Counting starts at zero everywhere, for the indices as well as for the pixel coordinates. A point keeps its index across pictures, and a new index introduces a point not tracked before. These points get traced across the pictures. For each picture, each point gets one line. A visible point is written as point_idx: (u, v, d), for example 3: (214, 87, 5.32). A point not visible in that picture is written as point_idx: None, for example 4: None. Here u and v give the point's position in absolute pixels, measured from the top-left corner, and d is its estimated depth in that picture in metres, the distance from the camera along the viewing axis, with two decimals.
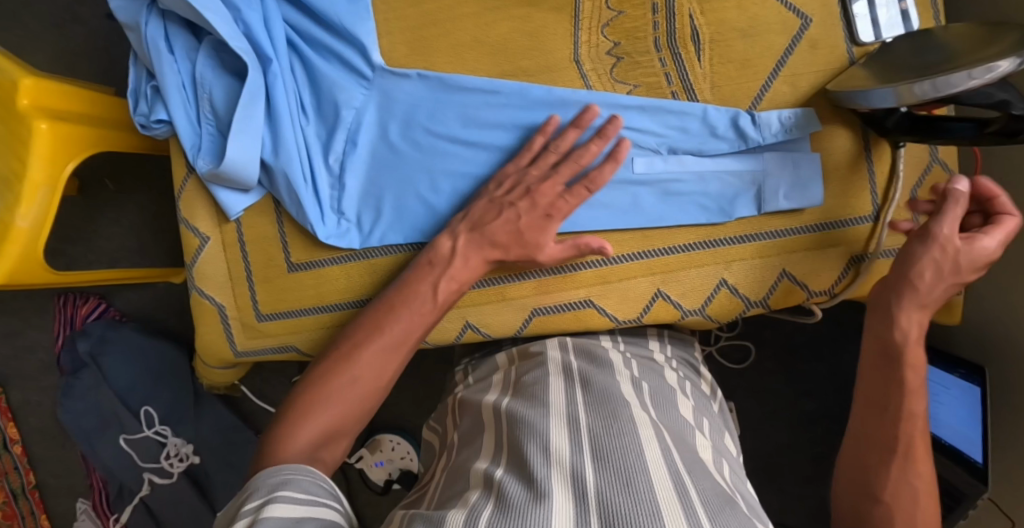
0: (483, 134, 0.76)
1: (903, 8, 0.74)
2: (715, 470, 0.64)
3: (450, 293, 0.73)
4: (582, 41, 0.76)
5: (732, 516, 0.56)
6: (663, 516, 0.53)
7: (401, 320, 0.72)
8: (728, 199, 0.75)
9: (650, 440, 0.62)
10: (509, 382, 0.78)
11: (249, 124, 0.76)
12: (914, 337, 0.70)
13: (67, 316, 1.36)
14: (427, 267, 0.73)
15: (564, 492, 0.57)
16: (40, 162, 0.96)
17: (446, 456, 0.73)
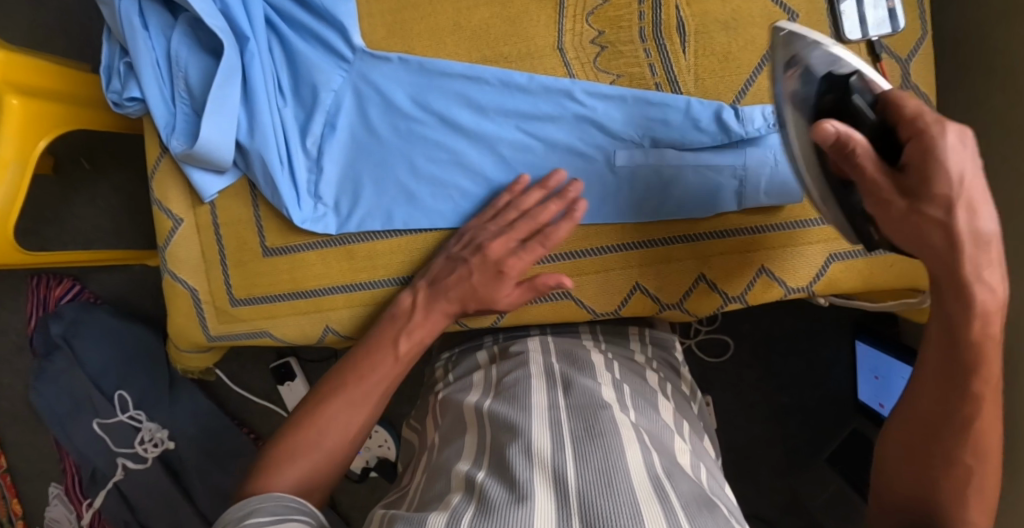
0: (466, 121, 0.75)
1: (891, 6, 0.74)
2: (694, 474, 0.63)
3: (413, 347, 0.73)
4: (566, 29, 0.74)
5: (711, 516, 0.55)
6: (643, 514, 0.52)
7: (381, 367, 0.72)
8: (708, 193, 0.74)
9: (631, 441, 0.62)
10: (492, 384, 0.78)
11: (223, 104, 0.74)
12: (994, 307, 0.53)
13: (40, 297, 1.34)
14: (402, 318, 0.74)
15: (545, 491, 0.56)
16: (11, 138, 0.94)
17: (427, 457, 0.72)
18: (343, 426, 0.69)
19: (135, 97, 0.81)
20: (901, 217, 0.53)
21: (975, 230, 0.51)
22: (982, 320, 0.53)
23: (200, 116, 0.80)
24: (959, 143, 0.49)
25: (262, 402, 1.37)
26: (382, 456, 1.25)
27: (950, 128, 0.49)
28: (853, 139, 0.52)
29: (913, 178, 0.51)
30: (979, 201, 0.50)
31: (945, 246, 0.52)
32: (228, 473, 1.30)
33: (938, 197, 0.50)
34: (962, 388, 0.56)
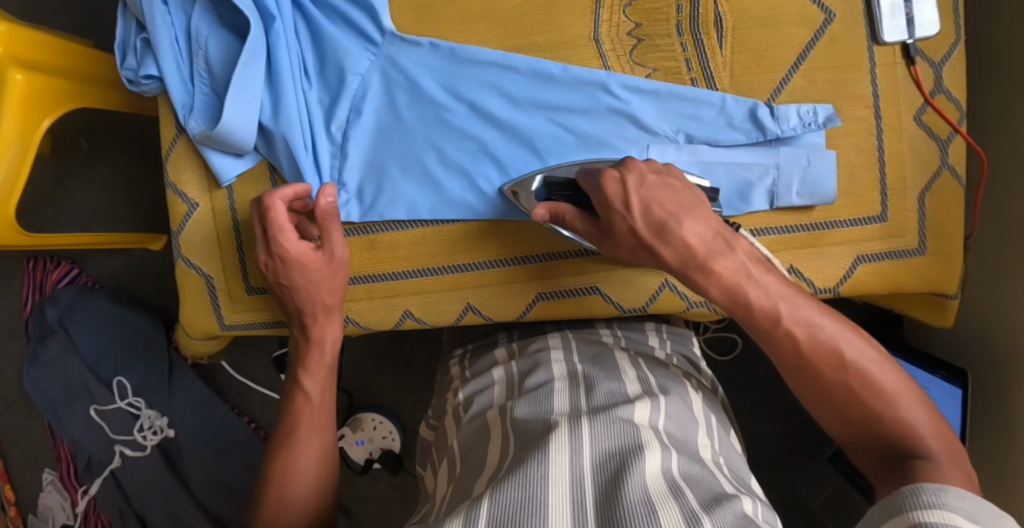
0: (496, 110, 0.73)
1: (908, 13, 0.73)
2: (720, 472, 0.59)
3: (319, 387, 0.73)
4: (603, 20, 0.73)
5: (731, 510, 0.51)
6: (659, 511, 0.49)
7: (310, 408, 0.72)
8: (740, 193, 0.73)
9: (650, 440, 0.58)
10: (514, 388, 0.75)
11: (247, 85, 0.72)
12: (778, 293, 0.59)
13: (37, 281, 1.31)
14: (313, 349, 0.74)
15: (558, 491, 0.53)
16: (13, 117, 0.90)
17: (452, 468, 0.69)
18: (303, 474, 0.69)
19: (151, 75, 0.78)
20: (641, 254, 0.65)
21: (676, 245, 0.61)
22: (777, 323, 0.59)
23: (218, 96, 0.78)
24: (625, 185, 0.63)
25: (263, 391, 1.35)
26: (385, 448, 1.23)
27: (604, 175, 0.64)
28: (559, 211, 0.67)
29: (604, 227, 0.66)
30: (670, 221, 0.61)
31: (679, 266, 0.62)
32: (228, 462, 1.28)
33: (626, 231, 0.64)
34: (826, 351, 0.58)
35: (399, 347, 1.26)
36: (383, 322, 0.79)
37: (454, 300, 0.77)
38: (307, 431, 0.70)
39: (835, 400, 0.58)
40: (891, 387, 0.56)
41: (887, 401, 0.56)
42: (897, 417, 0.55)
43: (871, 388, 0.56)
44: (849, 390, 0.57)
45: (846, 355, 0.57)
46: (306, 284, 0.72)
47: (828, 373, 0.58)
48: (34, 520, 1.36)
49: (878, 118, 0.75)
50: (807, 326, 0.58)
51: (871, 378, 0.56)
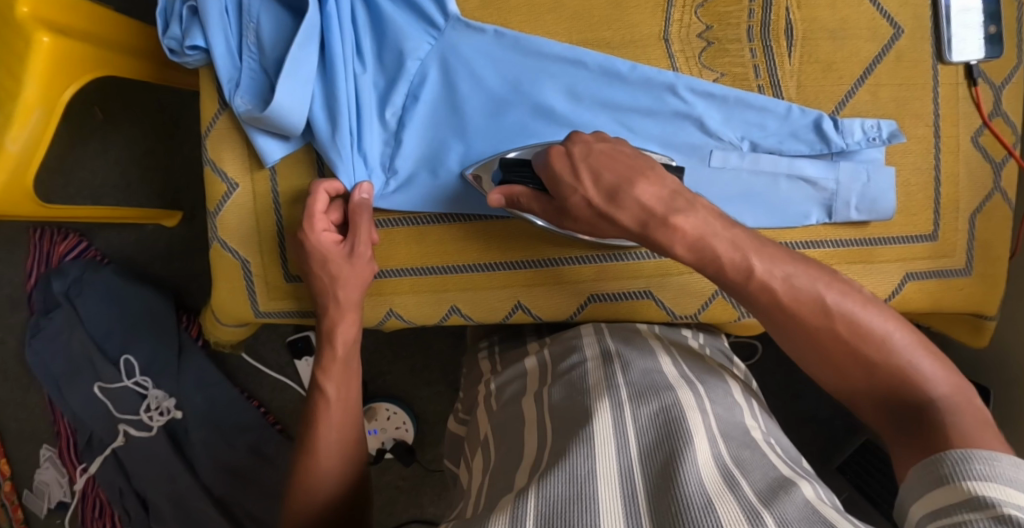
0: (559, 104, 0.72)
1: (948, 31, 0.73)
2: (774, 456, 0.56)
3: (341, 387, 0.70)
4: (674, 20, 0.72)
5: (791, 500, 0.48)
6: (716, 503, 0.46)
7: (331, 408, 0.69)
8: (796, 204, 0.73)
9: (696, 428, 0.54)
10: (548, 373, 0.70)
11: (305, 65, 0.69)
12: (741, 245, 0.58)
13: (42, 252, 1.27)
14: (328, 349, 0.71)
15: (608, 487, 0.49)
16: (35, 82, 0.86)
17: (485, 459, 0.65)
18: (326, 475, 0.66)
19: (197, 46, 0.73)
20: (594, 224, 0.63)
21: (630, 206, 0.60)
22: (757, 280, 0.57)
23: (267, 75, 0.74)
24: (572, 155, 0.63)
25: (274, 375, 1.32)
26: (398, 438, 1.22)
27: (551, 152, 0.63)
28: (515, 194, 0.67)
29: (558, 202, 0.64)
30: (622, 183, 0.60)
31: (640, 229, 0.60)
32: (235, 446, 1.26)
33: (579, 203, 0.62)
34: (818, 313, 0.56)
35: (415, 336, 1.24)
36: (428, 316, 0.78)
37: (505, 297, 0.76)
38: (327, 432, 0.67)
39: (828, 354, 0.57)
40: (878, 328, 0.55)
41: (880, 343, 0.55)
42: (898, 362, 0.55)
43: (860, 342, 0.55)
44: (838, 339, 0.56)
45: (840, 306, 0.56)
46: (328, 281, 0.71)
47: (819, 330, 0.57)
48: (31, 496, 1.33)
49: (937, 137, 0.75)
50: (783, 277, 0.57)
51: (857, 327, 0.56)
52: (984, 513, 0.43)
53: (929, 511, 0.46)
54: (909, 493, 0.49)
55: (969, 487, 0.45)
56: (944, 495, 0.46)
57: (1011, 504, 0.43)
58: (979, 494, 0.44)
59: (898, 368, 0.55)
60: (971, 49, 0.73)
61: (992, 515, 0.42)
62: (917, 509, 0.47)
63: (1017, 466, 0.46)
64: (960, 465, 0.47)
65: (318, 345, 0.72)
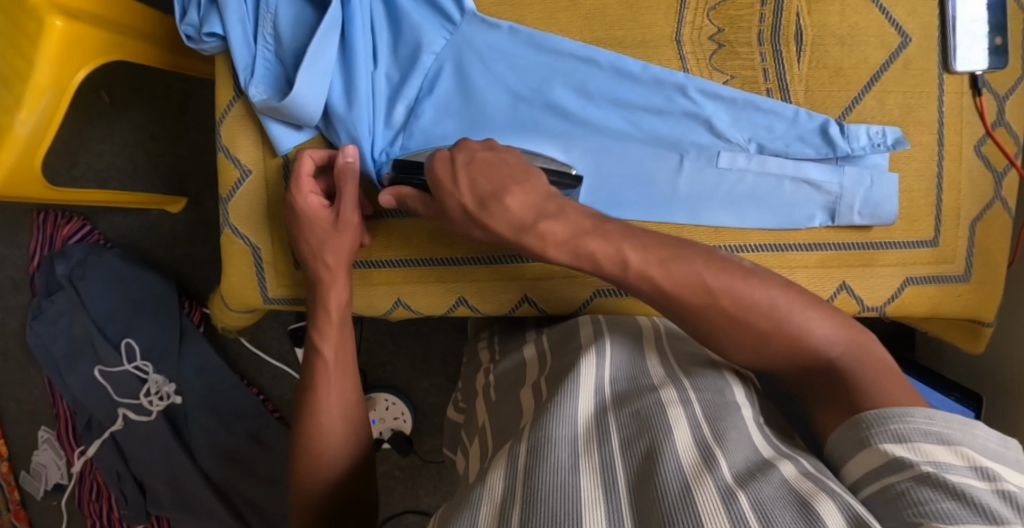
0: (574, 102, 0.72)
1: (954, 44, 0.75)
2: (760, 436, 0.55)
3: (338, 348, 0.72)
4: (686, 22, 0.73)
5: (769, 482, 0.47)
6: (693, 491, 0.45)
7: (330, 369, 0.71)
8: (799, 207, 0.74)
9: (676, 415, 0.53)
10: (548, 361, 0.70)
11: (322, 57, 0.70)
12: (613, 243, 0.60)
13: (47, 234, 1.27)
14: (322, 312, 0.73)
15: (589, 477, 0.48)
16: (47, 64, 0.87)
17: (484, 447, 0.64)
18: (331, 451, 0.68)
19: (215, 33, 0.73)
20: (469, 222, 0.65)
21: (501, 212, 0.63)
22: (637, 273, 0.60)
23: (282, 65, 0.74)
24: (454, 161, 0.64)
25: (274, 362, 1.32)
26: (396, 428, 1.23)
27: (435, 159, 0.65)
28: (402, 195, 0.68)
29: (437, 205, 0.67)
30: (496, 192, 0.63)
31: (513, 233, 0.63)
32: (234, 432, 1.27)
33: (454, 206, 0.65)
34: (700, 298, 0.58)
35: (417, 328, 1.25)
36: (436, 307, 0.79)
37: (513, 290, 0.77)
38: (326, 397, 0.70)
39: (722, 334, 0.59)
40: (751, 298, 0.58)
41: (767, 311, 0.58)
42: (788, 328, 0.57)
43: (744, 314, 0.58)
44: (726, 319, 0.58)
45: (716, 284, 0.58)
46: (313, 247, 0.72)
47: (703, 314, 0.59)
48: (28, 477, 1.33)
49: (941, 144, 0.76)
50: (659, 266, 0.59)
51: (741, 304, 0.58)
52: (907, 476, 0.47)
53: (858, 473, 0.51)
54: (841, 452, 0.53)
55: (889, 447, 0.50)
56: (868, 457, 0.51)
57: (926, 462, 0.48)
58: (899, 455, 0.49)
59: (787, 332, 0.57)
60: (976, 59, 0.75)
61: (914, 478, 0.47)
62: (852, 470, 0.51)
63: (931, 420, 0.50)
64: (881, 426, 0.51)
65: (311, 308, 0.74)
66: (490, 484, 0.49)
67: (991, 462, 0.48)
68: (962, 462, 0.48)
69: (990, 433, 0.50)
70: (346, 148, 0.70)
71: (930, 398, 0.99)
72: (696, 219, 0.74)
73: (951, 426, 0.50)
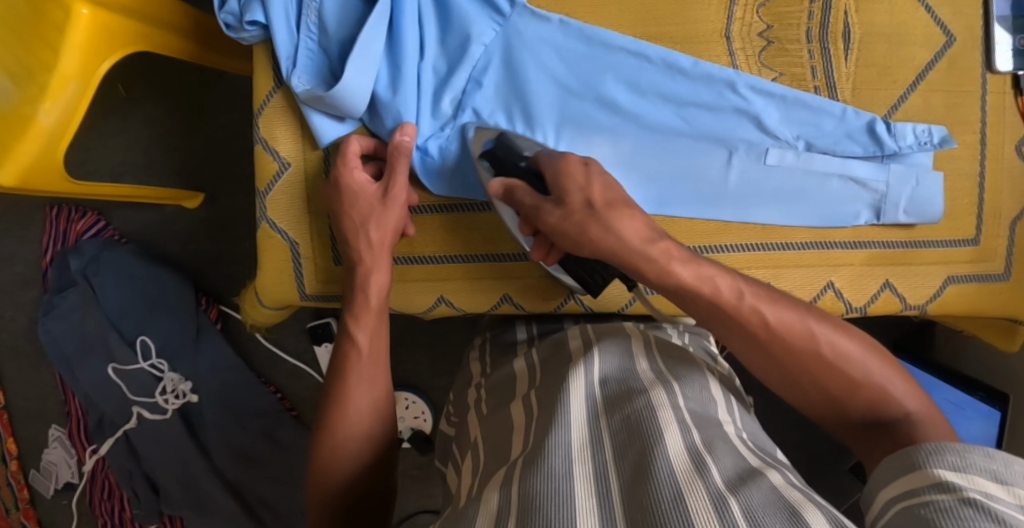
0: (626, 98, 0.72)
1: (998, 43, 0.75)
2: (746, 449, 0.54)
3: (372, 338, 0.71)
4: (735, 18, 0.72)
5: (758, 486, 0.46)
6: (686, 493, 0.44)
7: (363, 357, 0.70)
8: (844, 205, 0.75)
9: (667, 420, 0.53)
10: (538, 373, 0.71)
11: (371, 48, 0.69)
12: (725, 278, 0.61)
13: (59, 229, 1.24)
14: (360, 297, 0.72)
15: (583, 486, 0.48)
16: (73, 54, 0.84)
17: (476, 465, 0.63)
18: (343, 454, 0.67)
19: (257, 21, 0.71)
20: (585, 224, 0.62)
21: (618, 221, 0.61)
22: (746, 304, 0.60)
23: (326, 56, 0.73)
24: (591, 168, 0.64)
25: (291, 361, 1.31)
26: (416, 428, 1.22)
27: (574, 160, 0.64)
28: (514, 184, 0.65)
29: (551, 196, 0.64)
30: (619, 204, 0.62)
31: (621, 240, 0.61)
32: (249, 430, 1.25)
33: (578, 200, 0.62)
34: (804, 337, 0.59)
35: (438, 327, 1.23)
36: (479, 304, 0.78)
37: (559, 287, 0.77)
38: (358, 393, 0.69)
39: (813, 376, 0.60)
40: (848, 355, 0.59)
41: (859, 370, 0.59)
42: (877, 391, 0.59)
43: (834, 368, 0.59)
44: (823, 361, 0.59)
45: (816, 338, 0.59)
46: (357, 221, 0.71)
47: (793, 362, 0.60)
48: (37, 476, 1.31)
49: (983, 144, 0.76)
50: (765, 302, 0.60)
51: (835, 361, 0.59)
52: (952, 495, 0.43)
53: (898, 494, 0.47)
54: (880, 481, 0.50)
55: (939, 473, 0.46)
56: (911, 480, 0.47)
57: (976, 490, 0.44)
58: (948, 479, 0.45)
59: (877, 394, 0.59)
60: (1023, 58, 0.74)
61: (962, 497, 0.43)
62: (886, 493, 0.49)
63: (989, 457, 0.46)
64: (933, 455, 0.48)
65: (349, 293, 0.72)
66: (487, 501, 0.49)
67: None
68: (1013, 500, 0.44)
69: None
70: (405, 124, 0.70)
71: (957, 398, 1.00)
72: (744, 217, 0.74)
73: (1009, 466, 0.46)
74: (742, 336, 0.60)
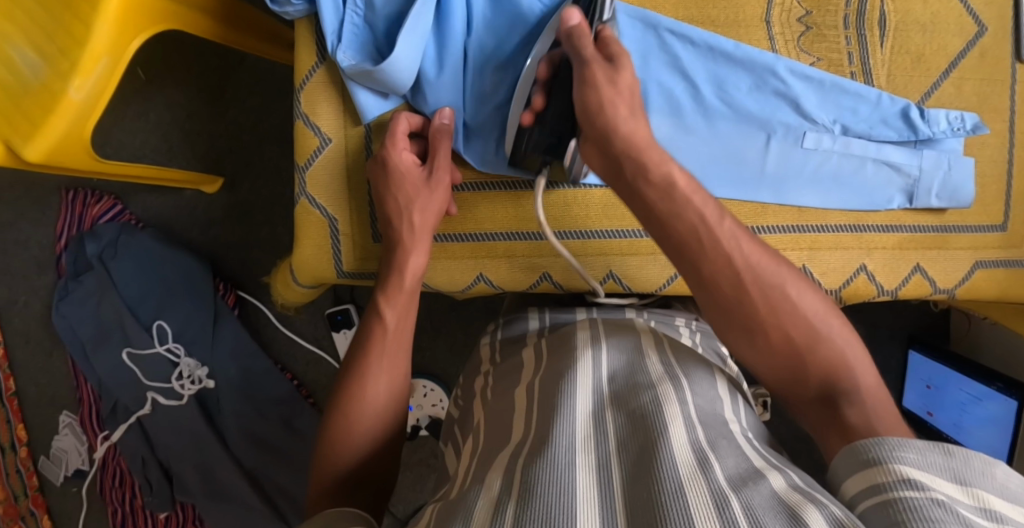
0: (671, 81, 0.74)
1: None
2: (749, 446, 0.54)
3: (401, 320, 0.72)
4: (776, 3, 0.75)
5: (758, 488, 0.46)
6: (685, 488, 0.45)
7: (388, 336, 0.70)
8: (879, 189, 0.76)
9: (672, 415, 0.53)
10: (547, 358, 0.70)
11: (420, 22, 0.70)
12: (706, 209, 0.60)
13: (76, 213, 1.24)
14: (396, 277, 0.72)
15: (586, 478, 0.48)
16: (106, 30, 0.81)
17: (473, 451, 0.62)
18: (355, 441, 0.66)
19: None
20: (620, 99, 0.62)
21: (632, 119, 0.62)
22: (725, 244, 0.59)
23: (371, 32, 0.73)
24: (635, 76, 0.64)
25: (309, 347, 1.30)
26: (434, 415, 1.22)
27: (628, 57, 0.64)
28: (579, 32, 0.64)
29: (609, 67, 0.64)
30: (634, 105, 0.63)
31: (622, 133, 0.62)
32: (267, 417, 1.25)
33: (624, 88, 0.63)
34: (769, 283, 0.59)
35: (458, 315, 1.23)
36: (517, 282, 0.80)
37: (597, 267, 0.78)
38: (376, 382, 0.68)
39: (773, 328, 0.58)
40: (811, 309, 0.58)
41: (820, 322, 0.58)
42: (837, 352, 0.58)
43: (797, 315, 0.58)
44: (783, 326, 0.58)
45: (785, 284, 0.59)
46: (401, 202, 0.72)
47: (761, 304, 0.58)
48: (46, 463, 1.29)
49: (1012, 132, 0.78)
50: (740, 247, 0.59)
51: (799, 308, 0.58)
52: (922, 494, 0.43)
53: (862, 487, 0.47)
54: (841, 473, 0.50)
55: (905, 469, 0.46)
56: (874, 475, 0.47)
57: (939, 491, 0.44)
58: (914, 476, 0.45)
59: (837, 357, 0.57)
60: None
61: (932, 499, 0.43)
62: (851, 487, 0.48)
63: (950, 456, 0.46)
64: (895, 450, 0.47)
65: (386, 272, 0.73)
66: (488, 485, 0.50)
67: (1006, 506, 0.44)
68: (972, 501, 0.44)
69: (1012, 478, 0.46)
70: (444, 109, 0.73)
71: (971, 388, 1.02)
72: (783, 199, 0.76)
73: (970, 464, 0.46)
74: (720, 267, 0.59)
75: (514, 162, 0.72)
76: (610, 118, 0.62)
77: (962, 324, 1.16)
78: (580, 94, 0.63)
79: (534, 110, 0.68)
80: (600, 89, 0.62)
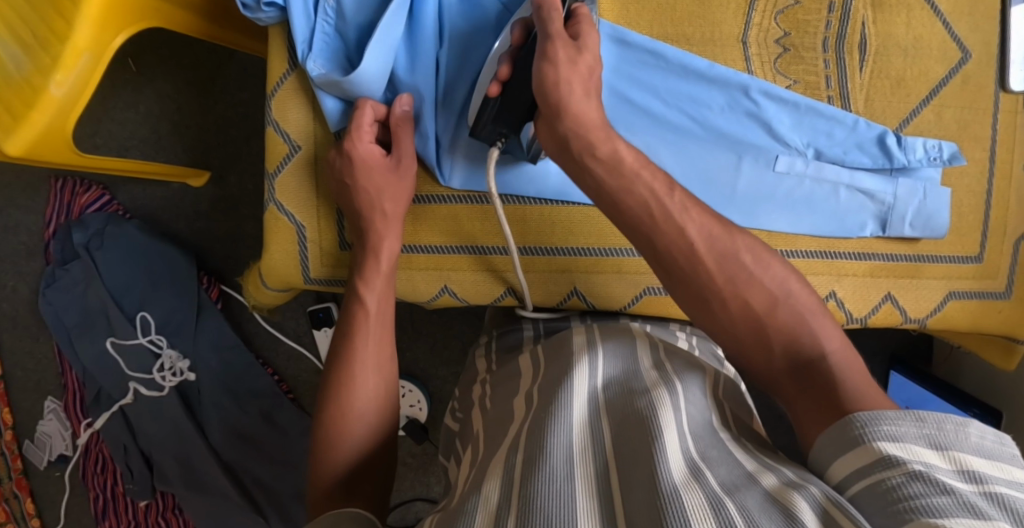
0: (646, 97, 0.73)
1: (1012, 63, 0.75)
2: (741, 449, 0.52)
3: (382, 302, 0.72)
4: (753, 24, 0.73)
5: (753, 493, 0.45)
6: (682, 493, 0.44)
7: (370, 319, 0.71)
8: (851, 215, 0.75)
9: (667, 421, 0.51)
10: (542, 369, 0.68)
11: (389, 34, 0.69)
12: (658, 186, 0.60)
13: (64, 202, 1.24)
14: (371, 260, 0.73)
15: (584, 489, 0.47)
16: (88, 26, 0.80)
17: (475, 458, 0.61)
18: (351, 437, 0.66)
19: (274, 3, 0.70)
20: (577, 78, 0.62)
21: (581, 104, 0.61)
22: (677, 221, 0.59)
23: (342, 40, 0.73)
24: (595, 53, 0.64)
25: (291, 344, 1.31)
26: (412, 416, 1.22)
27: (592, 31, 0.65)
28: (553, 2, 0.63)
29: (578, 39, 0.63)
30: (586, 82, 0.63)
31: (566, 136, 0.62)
32: (248, 412, 1.26)
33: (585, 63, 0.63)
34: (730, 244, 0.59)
35: (439, 317, 1.23)
36: (482, 297, 0.80)
37: (562, 283, 0.78)
38: (363, 372, 0.68)
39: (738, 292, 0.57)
40: (770, 274, 0.58)
41: (778, 286, 0.57)
42: (797, 317, 0.56)
43: (752, 282, 0.57)
44: (746, 303, 0.57)
45: (741, 251, 0.59)
46: (370, 191, 0.72)
47: (716, 271, 0.58)
48: (31, 447, 1.31)
49: (992, 162, 0.77)
50: (699, 224, 0.59)
51: (755, 274, 0.58)
52: (899, 471, 0.44)
53: (853, 468, 0.46)
54: (823, 455, 0.49)
55: (880, 446, 0.46)
56: (858, 456, 0.46)
57: (917, 461, 0.44)
58: (889, 452, 0.45)
59: (796, 321, 0.56)
60: None
61: (908, 473, 0.43)
62: (838, 469, 0.47)
63: (922, 422, 0.46)
64: (871, 424, 0.47)
65: (361, 255, 0.73)
66: (486, 495, 0.48)
67: (986, 465, 0.44)
68: (951, 465, 0.44)
69: (989, 435, 0.46)
70: (402, 95, 0.72)
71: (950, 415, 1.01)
72: (752, 222, 0.74)
73: (942, 426, 0.46)
74: (674, 239, 0.59)
75: (473, 135, 0.70)
76: (564, 96, 0.61)
77: (945, 348, 1.15)
78: (537, 68, 0.61)
79: (501, 81, 0.66)
80: (559, 67, 0.61)
